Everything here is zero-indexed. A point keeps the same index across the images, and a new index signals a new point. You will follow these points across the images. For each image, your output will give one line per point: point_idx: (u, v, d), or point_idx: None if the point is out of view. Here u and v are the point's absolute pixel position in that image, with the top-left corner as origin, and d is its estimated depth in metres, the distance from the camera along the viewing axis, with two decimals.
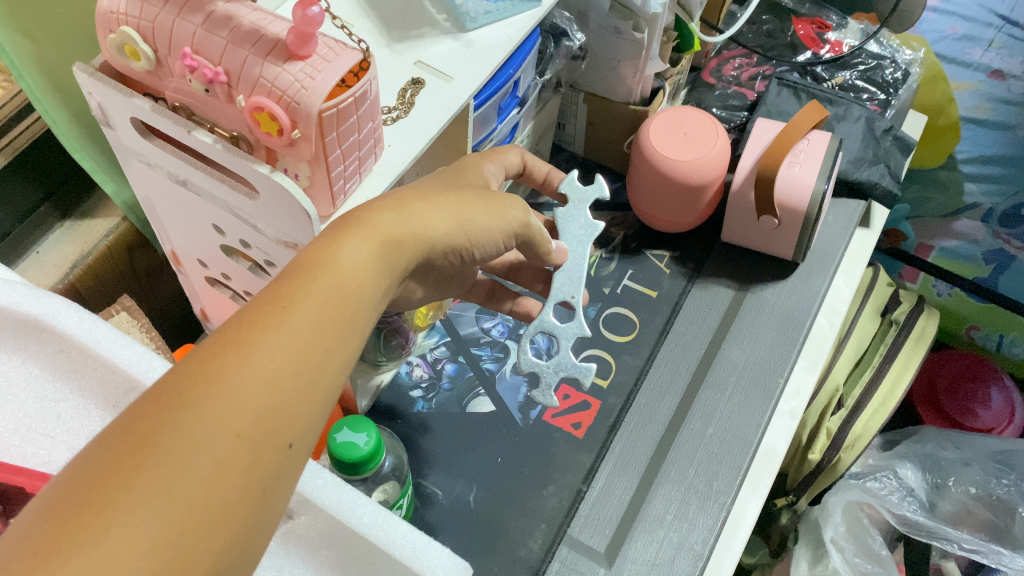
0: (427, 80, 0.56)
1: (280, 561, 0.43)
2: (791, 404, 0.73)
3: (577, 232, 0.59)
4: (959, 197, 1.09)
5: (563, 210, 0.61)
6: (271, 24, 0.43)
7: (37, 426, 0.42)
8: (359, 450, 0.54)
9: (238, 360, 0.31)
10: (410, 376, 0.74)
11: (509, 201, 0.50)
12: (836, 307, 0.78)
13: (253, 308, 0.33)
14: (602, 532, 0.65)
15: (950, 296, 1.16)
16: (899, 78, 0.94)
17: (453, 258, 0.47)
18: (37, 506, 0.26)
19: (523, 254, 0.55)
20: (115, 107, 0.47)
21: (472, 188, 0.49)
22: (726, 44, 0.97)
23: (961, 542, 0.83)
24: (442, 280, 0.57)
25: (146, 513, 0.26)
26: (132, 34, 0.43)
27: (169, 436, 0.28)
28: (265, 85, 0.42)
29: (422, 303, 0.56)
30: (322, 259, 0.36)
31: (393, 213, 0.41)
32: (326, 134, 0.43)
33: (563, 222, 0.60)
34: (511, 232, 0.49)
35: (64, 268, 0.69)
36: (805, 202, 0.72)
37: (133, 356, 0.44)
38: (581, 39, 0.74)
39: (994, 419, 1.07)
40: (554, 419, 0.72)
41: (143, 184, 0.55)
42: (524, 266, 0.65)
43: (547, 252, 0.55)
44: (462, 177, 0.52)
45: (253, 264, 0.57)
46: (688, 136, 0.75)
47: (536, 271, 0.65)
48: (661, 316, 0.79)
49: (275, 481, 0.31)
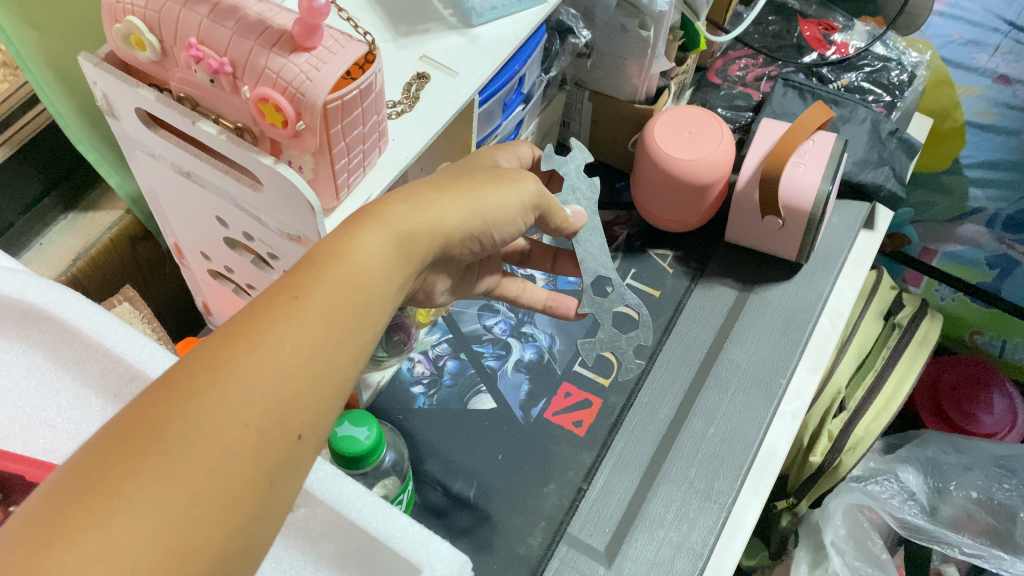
0: (432, 75, 0.56)
1: (280, 553, 0.43)
2: (793, 405, 0.73)
3: (586, 195, 0.61)
4: (963, 202, 1.09)
5: (572, 185, 0.61)
6: (277, 15, 0.43)
7: (38, 415, 0.42)
8: (359, 445, 0.54)
9: (247, 350, 0.30)
10: (411, 372, 0.74)
11: (523, 181, 0.50)
12: (839, 309, 0.78)
13: (265, 299, 0.33)
14: (602, 530, 0.64)
15: (953, 300, 1.16)
16: (905, 79, 0.94)
17: (471, 246, 0.48)
18: (41, 491, 0.26)
19: (540, 226, 0.57)
20: (121, 98, 0.47)
21: (484, 173, 0.50)
22: (731, 45, 0.96)
23: (961, 546, 0.83)
24: (462, 270, 0.58)
25: (151, 498, 0.26)
26: (138, 24, 0.43)
27: (176, 422, 0.28)
28: (270, 77, 0.42)
29: (444, 298, 0.58)
30: (336, 251, 0.36)
31: (407, 206, 0.41)
32: (331, 126, 0.43)
33: (573, 193, 0.61)
34: (526, 209, 0.50)
35: (67, 259, 0.69)
36: (810, 203, 0.72)
37: (135, 346, 0.44)
38: (587, 36, 0.73)
39: (996, 424, 1.07)
40: (555, 417, 0.72)
41: (148, 175, 0.55)
42: (531, 250, 0.69)
43: (568, 223, 0.57)
44: (478, 168, 0.53)
45: (256, 257, 0.57)
46: (692, 135, 0.75)
47: (545, 249, 0.69)
48: (663, 315, 0.78)
49: (283, 471, 0.30)
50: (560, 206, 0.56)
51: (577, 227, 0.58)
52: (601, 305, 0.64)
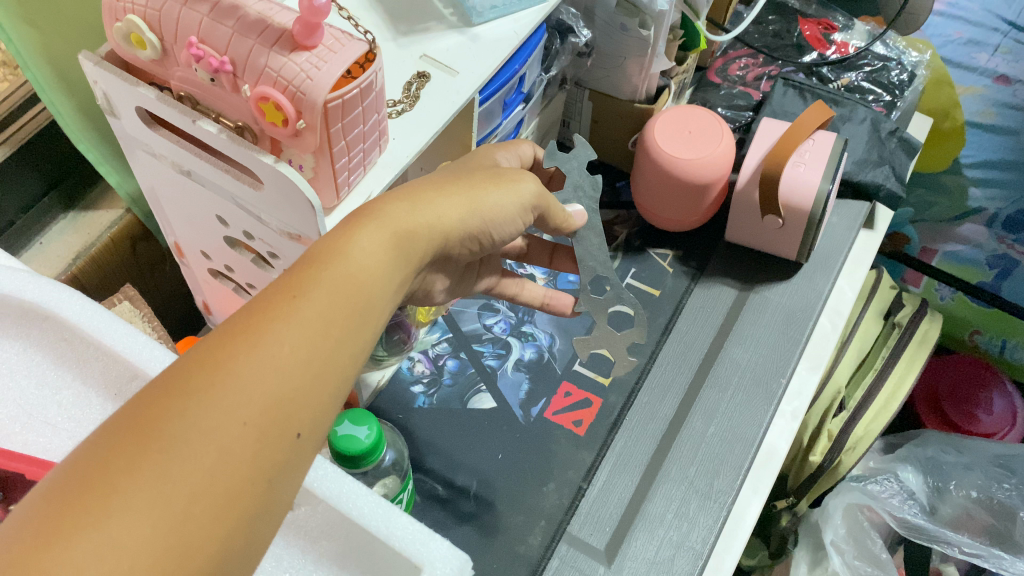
0: (432, 74, 0.56)
1: (280, 551, 0.43)
2: (793, 405, 0.73)
3: (588, 190, 0.61)
4: (963, 202, 1.09)
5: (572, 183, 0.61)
6: (277, 14, 0.43)
7: (38, 413, 0.42)
8: (360, 444, 0.54)
9: (246, 349, 0.30)
10: (411, 372, 0.74)
11: (522, 181, 0.50)
12: (839, 308, 0.78)
13: (264, 299, 0.33)
14: (602, 529, 0.64)
15: (953, 300, 1.16)
16: (905, 79, 0.94)
17: (470, 245, 0.48)
18: (40, 490, 0.26)
19: (539, 226, 0.57)
20: (121, 96, 0.47)
21: (483, 172, 0.50)
22: (731, 44, 0.96)
23: (961, 546, 0.83)
24: (462, 270, 0.58)
25: (150, 497, 0.26)
26: (138, 23, 0.43)
27: (175, 421, 0.28)
28: (271, 75, 0.42)
29: (443, 297, 0.58)
30: (334, 250, 0.36)
31: (405, 205, 0.41)
32: (331, 125, 0.43)
33: (573, 192, 0.61)
34: (525, 209, 0.50)
35: (67, 258, 0.69)
36: (810, 202, 0.72)
37: (135, 344, 0.44)
38: (587, 35, 0.73)
39: (996, 424, 1.07)
40: (555, 416, 0.72)
41: (148, 174, 0.55)
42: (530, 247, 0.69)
43: (568, 222, 0.57)
44: (478, 168, 0.53)
45: (256, 256, 0.57)
46: (692, 135, 0.75)
47: (541, 246, 0.69)
48: (663, 314, 0.78)
49: (283, 470, 0.30)
50: (559, 205, 0.56)
51: (578, 225, 0.58)
52: (598, 306, 0.64)
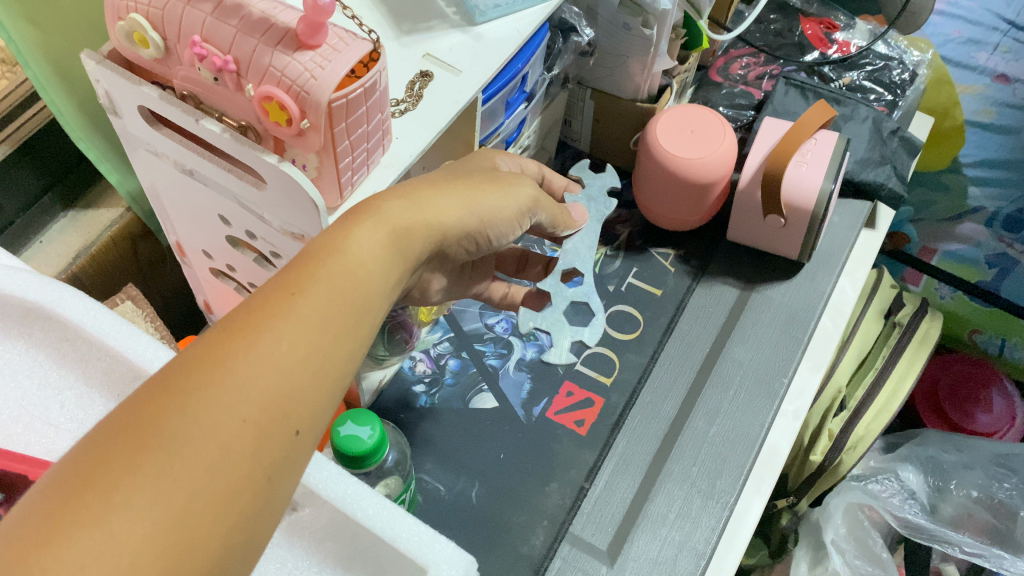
0: (435, 73, 0.56)
1: (285, 552, 0.43)
2: (795, 404, 0.73)
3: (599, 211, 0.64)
4: (963, 201, 1.09)
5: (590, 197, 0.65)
6: (282, 13, 0.43)
7: (42, 414, 0.42)
8: (363, 444, 0.53)
9: (246, 346, 0.30)
10: (413, 371, 0.74)
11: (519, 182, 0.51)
12: (841, 307, 0.78)
13: (263, 295, 0.33)
14: (605, 530, 0.64)
15: (952, 298, 1.16)
16: (906, 79, 0.94)
17: (468, 244, 0.48)
18: (40, 487, 0.26)
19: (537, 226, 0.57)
20: (123, 95, 0.46)
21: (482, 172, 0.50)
22: (733, 44, 0.96)
23: (962, 545, 0.83)
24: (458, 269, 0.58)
25: (150, 494, 0.26)
26: (142, 22, 0.43)
27: (175, 418, 0.28)
28: (275, 74, 0.41)
29: (439, 297, 0.57)
30: (333, 246, 0.36)
31: (403, 202, 0.41)
32: (335, 125, 0.43)
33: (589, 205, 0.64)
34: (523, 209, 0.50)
35: (67, 258, 0.69)
36: (812, 202, 0.72)
37: (137, 344, 0.43)
38: (589, 35, 0.73)
39: (994, 422, 1.07)
40: (557, 416, 0.72)
41: (148, 172, 0.55)
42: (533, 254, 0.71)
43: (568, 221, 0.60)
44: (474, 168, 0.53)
45: (259, 255, 0.57)
46: (694, 134, 0.75)
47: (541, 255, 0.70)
48: (665, 314, 0.78)
49: (283, 467, 0.30)
50: (557, 205, 0.56)
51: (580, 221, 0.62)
52: None
